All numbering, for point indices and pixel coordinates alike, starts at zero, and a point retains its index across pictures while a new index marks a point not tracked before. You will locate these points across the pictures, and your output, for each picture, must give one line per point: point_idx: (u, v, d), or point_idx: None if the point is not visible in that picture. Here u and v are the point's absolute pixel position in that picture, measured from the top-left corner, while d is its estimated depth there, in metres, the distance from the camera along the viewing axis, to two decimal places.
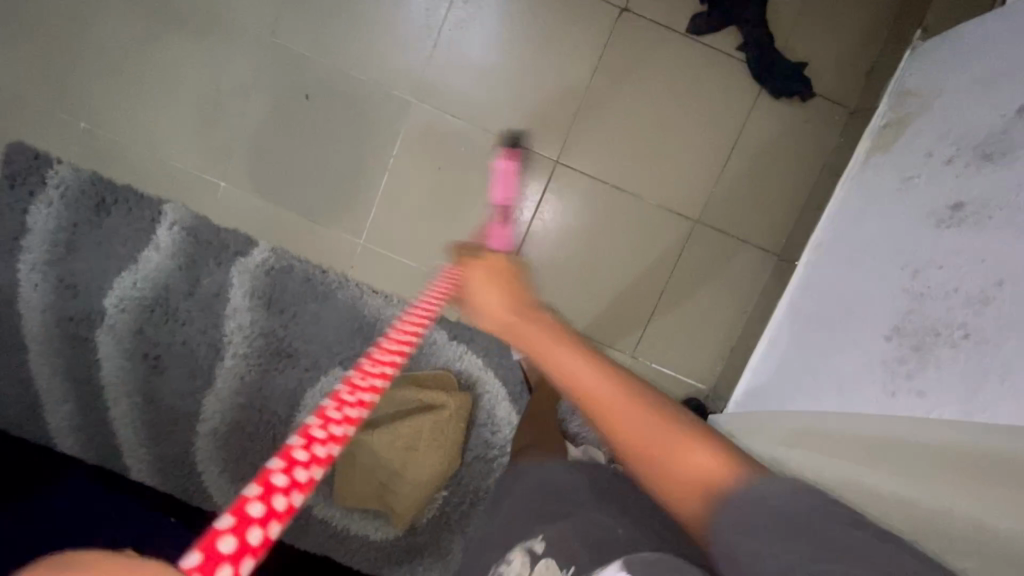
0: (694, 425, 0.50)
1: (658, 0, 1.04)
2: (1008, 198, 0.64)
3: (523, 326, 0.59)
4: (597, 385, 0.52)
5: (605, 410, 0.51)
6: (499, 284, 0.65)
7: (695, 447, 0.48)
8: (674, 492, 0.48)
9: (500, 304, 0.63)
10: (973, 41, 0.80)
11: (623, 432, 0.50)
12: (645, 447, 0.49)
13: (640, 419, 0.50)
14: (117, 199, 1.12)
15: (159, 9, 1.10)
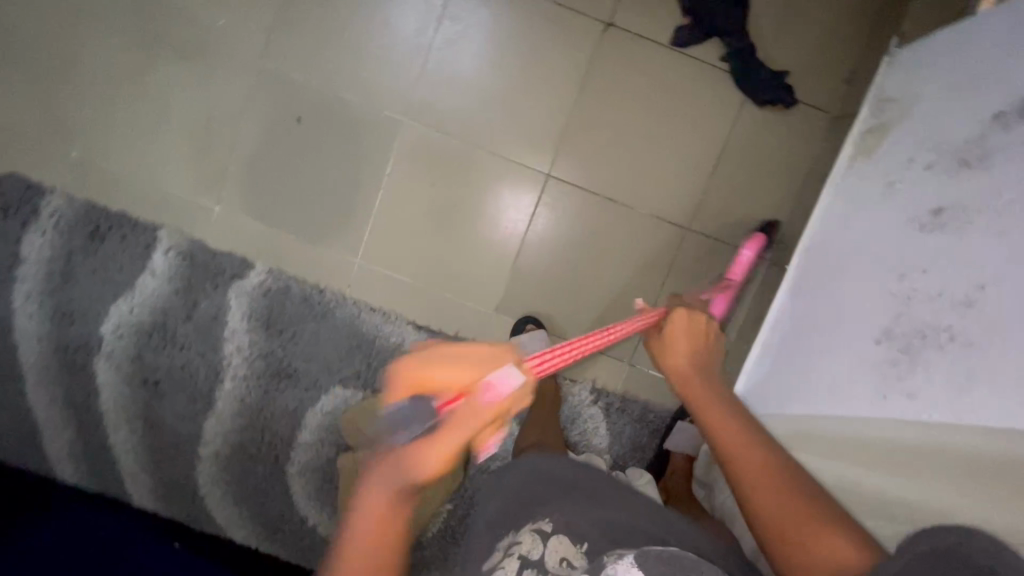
0: (846, 526, 0.59)
1: (641, 14, 1.06)
2: (987, 204, 0.66)
3: (703, 392, 0.74)
4: (756, 458, 0.66)
5: (757, 477, 0.65)
6: (683, 339, 0.78)
7: (838, 538, 0.58)
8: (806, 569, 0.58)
9: (682, 349, 0.78)
10: (949, 49, 0.82)
11: (768, 508, 0.62)
12: (790, 524, 0.61)
13: (786, 505, 0.62)
14: (111, 226, 1.12)
15: (147, 37, 1.11)
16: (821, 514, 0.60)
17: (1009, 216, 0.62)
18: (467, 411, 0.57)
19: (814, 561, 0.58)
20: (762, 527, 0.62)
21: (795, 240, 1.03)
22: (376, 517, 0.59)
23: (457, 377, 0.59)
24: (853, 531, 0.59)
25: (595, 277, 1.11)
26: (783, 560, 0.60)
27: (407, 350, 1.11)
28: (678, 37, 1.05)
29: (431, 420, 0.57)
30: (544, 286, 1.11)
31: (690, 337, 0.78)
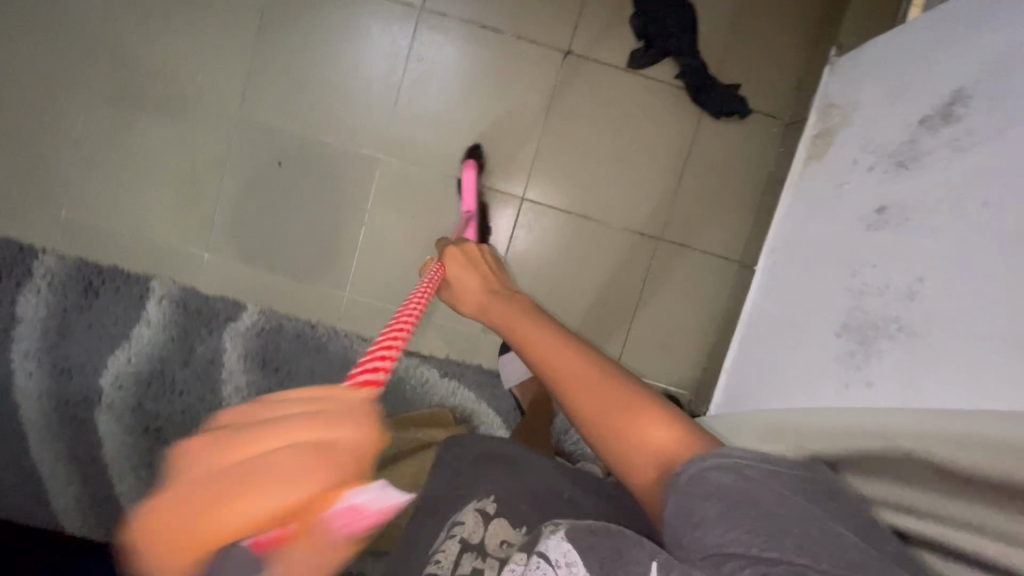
0: (642, 395, 0.54)
1: (598, 40, 1.11)
2: (922, 202, 0.71)
3: (496, 309, 0.77)
4: (550, 350, 0.63)
5: (564, 372, 0.59)
6: (474, 270, 0.88)
7: (652, 422, 0.52)
8: (629, 461, 0.52)
9: (473, 285, 0.85)
10: (882, 58, 0.89)
11: (571, 395, 0.58)
12: (597, 411, 0.55)
13: (587, 387, 0.57)
14: (105, 280, 1.15)
15: (127, 97, 1.14)
16: (629, 395, 0.54)
17: (942, 213, 0.68)
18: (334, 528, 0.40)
19: (626, 446, 0.52)
20: (581, 425, 0.56)
21: (760, 243, 1.09)
22: None
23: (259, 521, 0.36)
24: (665, 404, 0.54)
25: (575, 292, 1.16)
26: (611, 457, 0.54)
27: (400, 375, 1.18)
28: (634, 59, 1.10)
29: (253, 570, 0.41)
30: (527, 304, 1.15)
31: (470, 269, 0.88)
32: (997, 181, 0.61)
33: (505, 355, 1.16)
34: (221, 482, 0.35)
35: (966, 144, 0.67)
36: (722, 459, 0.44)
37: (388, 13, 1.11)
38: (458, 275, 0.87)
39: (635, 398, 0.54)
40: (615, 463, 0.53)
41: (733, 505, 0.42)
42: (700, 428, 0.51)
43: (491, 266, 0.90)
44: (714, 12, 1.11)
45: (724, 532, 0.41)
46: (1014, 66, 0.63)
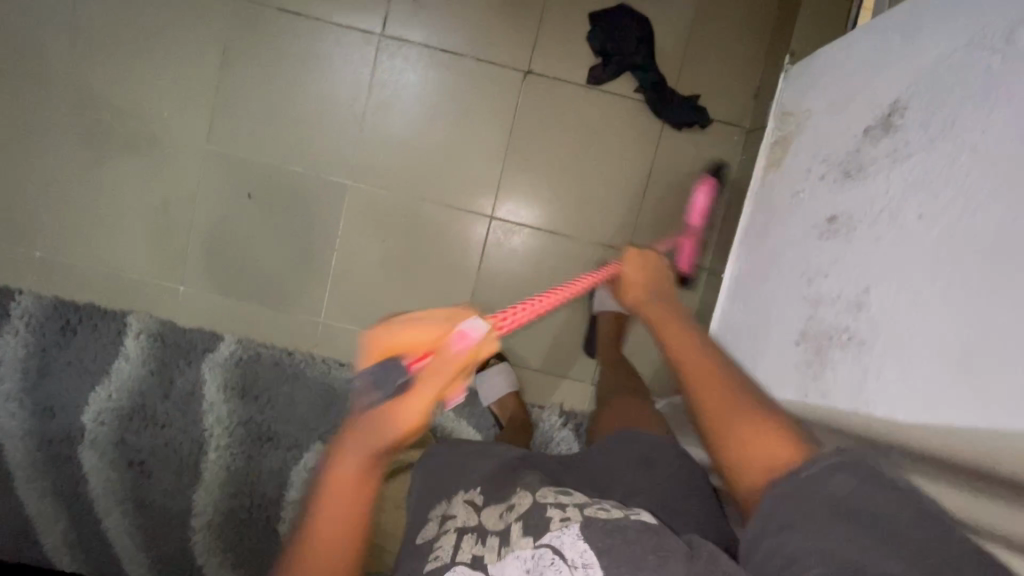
0: (784, 424, 0.59)
1: (557, 58, 1.12)
2: (867, 211, 0.72)
3: (655, 309, 0.80)
4: (699, 357, 0.69)
5: (707, 384, 0.66)
6: (646, 267, 0.85)
7: (771, 437, 0.58)
8: (742, 467, 0.59)
9: (634, 277, 0.85)
10: (829, 65, 0.90)
11: (706, 398, 0.65)
12: (730, 421, 0.62)
13: (723, 398, 0.64)
14: (82, 318, 1.16)
15: (95, 136, 1.15)
16: (766, 419, 0.60)
17: (884, 222, 0.69)
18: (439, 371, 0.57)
19: (750, 450, 0.58)
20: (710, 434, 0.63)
21: (727, 250, 1.10)
22: (357, 474, 0.60)
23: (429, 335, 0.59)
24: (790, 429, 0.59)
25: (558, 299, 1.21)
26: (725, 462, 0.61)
27: None
28: (594, 76, 1.11)
29: (399, 381, 0.57)
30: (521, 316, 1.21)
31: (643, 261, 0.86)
32: (933, 193, 0.62)
33: (481, 372, 1.17)
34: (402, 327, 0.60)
35: (905, 155, 0.68)
36: (849, 463, 0.50)
37: (349, 42, 1.12)
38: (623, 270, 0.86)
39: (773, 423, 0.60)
40: (732, 462, 0.60)
41: (844, 512, 0.47)
42: (808, 441, 0.58)
43: (662, 273, 0.87)
44: (669, 24, 1.12)
45: (824, 531, 0.46)
46: (946, 78, 0.64)
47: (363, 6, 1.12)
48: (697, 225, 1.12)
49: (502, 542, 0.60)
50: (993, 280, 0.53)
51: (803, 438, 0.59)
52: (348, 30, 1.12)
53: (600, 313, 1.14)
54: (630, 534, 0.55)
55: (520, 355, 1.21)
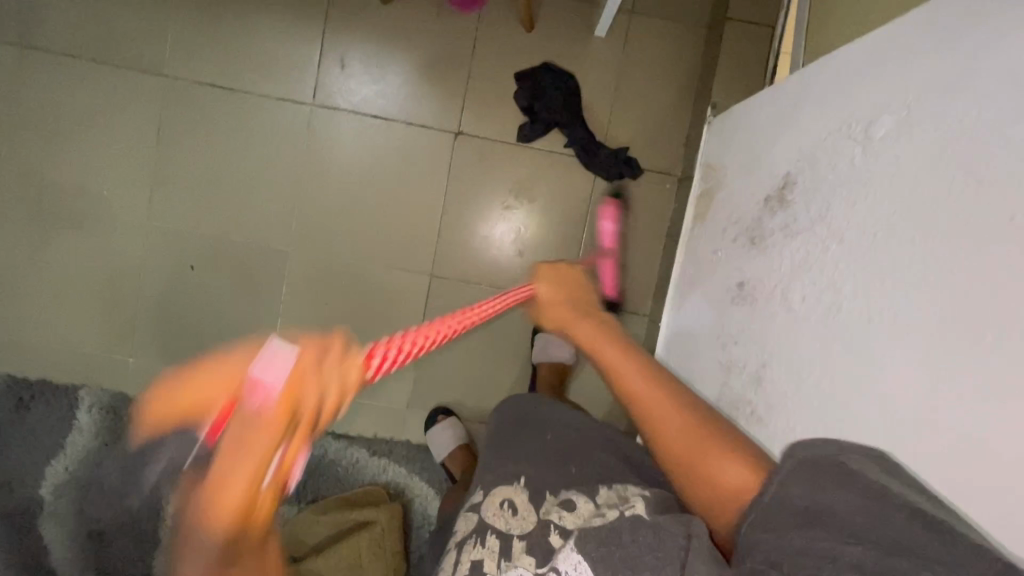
0: (737, 443, 0.57)
1: (484, 119, 1.14)
2: (767, 282, 0.73)
3: (578, 324, 0.75)
4: (645, 386, 0.64)
5: (662, 416, 0.61)
6: (563, 283, 0.84)
7: (732, 463, 0.55)
8: (713, 504, 0.56)
9: (551, 295, 0.81)
10: (739, 123, 0.91)
11: (657, 421, 0.61)
12: (688, 453, 0.58)
13: (676, 424, 0.60)
14: (34, 395, 1.18)
15: (38, 217, 1.17)
16: (725, 441, 0.57)
17: (777, 299, 0.70)
18: (253, 438, 0.41)
19: (710, 483, 0.56)
20: (667, 460, 0.59)
21: (663, 299, 1.10)
22: None
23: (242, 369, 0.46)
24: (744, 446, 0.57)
25: (504, 351, 1.21)
26: (690, 492, 0.58)
27: (331, 459, 1.20)
28: (523, 134, 1.12)
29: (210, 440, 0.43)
30: (466, 368, 1.21)
31: (562, 283, 0.84)
32: (814, 275, 0.63)
33: (430, 429, 1.18)
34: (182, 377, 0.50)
35: (794, 230, 0.69)
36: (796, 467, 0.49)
37: (280, 113, 1.14)
38: (539, 288, 0.82)
39: (728, 445, 0.57)
40: (697, 496, 0.57)
41: (812, 517, 0.45)
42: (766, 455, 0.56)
43: (580, 280, 0.87)
44: (595, 78, 1.13)
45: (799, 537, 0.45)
46: (822, 159, 0.65)
47: (293, 78, 1.14)
48: (609, 245, 1.12)
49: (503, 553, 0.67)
50: (861, 374, 0.55)
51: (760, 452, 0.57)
52: (279, 101, 1.14)
53: (540, 362, 1.15)
54: (624, 538, 0.58)
55: (469, 408, 1.22)
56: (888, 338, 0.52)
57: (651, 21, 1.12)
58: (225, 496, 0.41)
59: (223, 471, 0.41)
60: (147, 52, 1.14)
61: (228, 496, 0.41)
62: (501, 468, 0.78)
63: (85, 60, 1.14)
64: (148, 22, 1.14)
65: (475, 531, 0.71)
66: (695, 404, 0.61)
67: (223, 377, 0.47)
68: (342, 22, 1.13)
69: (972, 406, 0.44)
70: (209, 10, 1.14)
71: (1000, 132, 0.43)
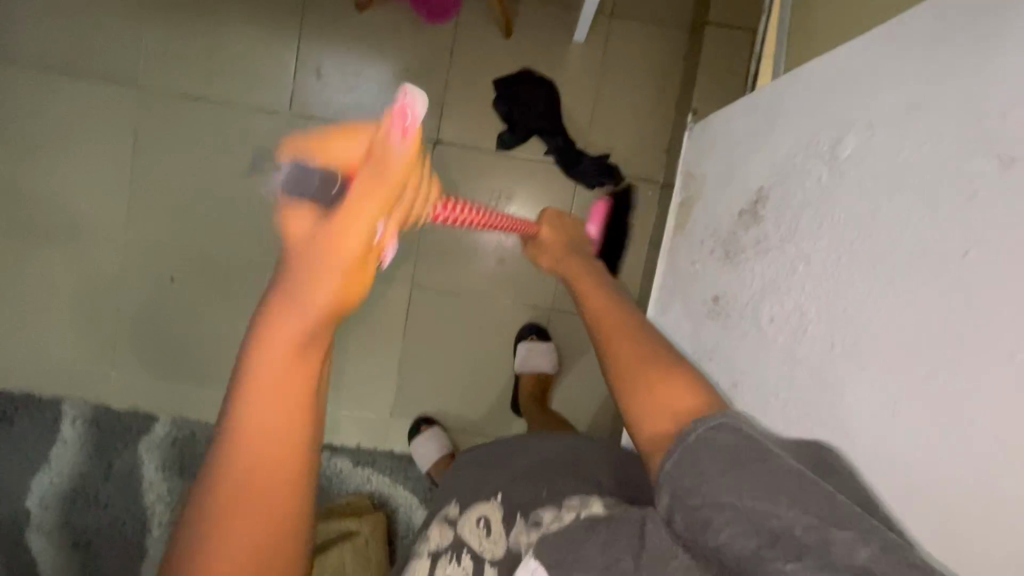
0: (689, 370, 0.55)
1: (462, 127, 1.12)
2: (738, 298, 0.72)
3: (571, 266, 0.81)
4: (608, 308, 0.66)
5: (617, 335, 0.61)
6: (559, 232, 0.90)
7: (681, 388, 0.52)
8: (646, 415, 0.52)
9: (552, 241, 0.88)
10: (718, 132, 0.89)
11: (612, 336, 0.62)
12: (636, 365, 0.56)
13: (627, 341, 0.60)
14: (17, 408, 1.18)
15: (17, 231, 1.17)
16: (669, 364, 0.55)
17: (747, 316, 0.69)
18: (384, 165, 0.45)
19: (645, 395, 0.53)
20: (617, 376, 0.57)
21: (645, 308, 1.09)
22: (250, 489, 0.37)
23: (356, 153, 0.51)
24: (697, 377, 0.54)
25: (487, 359, 1.20)
26: (628, 410, 0.54)
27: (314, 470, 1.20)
28: (502, 141, 1.11)
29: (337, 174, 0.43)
30: (449, 378, 1.20)
31: (559, 232, 0.90)
32: (782, 295, 0.62)
33: (414, 441, 1.17)
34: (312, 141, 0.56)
35: (765, 247, 0.68)
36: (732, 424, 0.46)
37: (257, 123, 1.13)
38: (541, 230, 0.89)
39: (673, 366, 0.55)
40: (632, 403, 0.54)
41: (741, 463, 0.43)
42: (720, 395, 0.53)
43: (575, 239, 0.90)
44: (574, 85, 1.11)
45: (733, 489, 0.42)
46: (792, 176, 0.64)
47: (269, 88, 1.12)
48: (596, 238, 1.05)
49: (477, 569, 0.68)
50: (824, 401, 0.54)
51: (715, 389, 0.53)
52: (255, 112, 1.13)
53: (522, 372, 1.14)
54: (585, 548, 0.51)
55: (452, 418, 1.21)
56: (848, 367, 0.51)
57: (632, 26, 1.11)
58: (342, 232, 0.41)
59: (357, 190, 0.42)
60: (122, 63, 1.13)
61: (345, 238, 0.41)
62: (473, 490, 0.76)
63: (60, 72, 1.14)
64: (123, 33, 1.13)
65: (449, 547, 0.70)
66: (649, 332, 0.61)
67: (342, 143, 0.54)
68: (318, 31, 1.11)
69: (925, 444, 0.43)
70: (183, 20, 1.13)
71: (962, 166, 0.42)
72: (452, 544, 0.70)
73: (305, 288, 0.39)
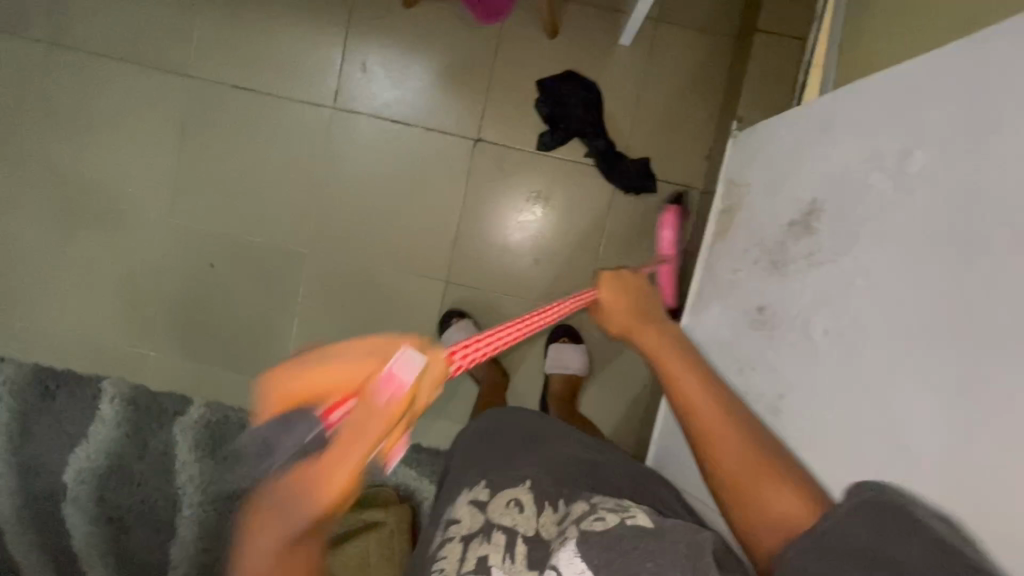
0: (788, 470, 0.56)
1: (505, 126, 1.12)
2: (787, 310, 0.72)
3: (643, 331, 0.71)
4: (689, 384, 0.64)
5: (717, 431, 0.60)
6: (632, 293, 0.76)
7: (787, 490, 0.55)
8: (759, 523, 0.55)
9: (618, 305, 0.75)
10: (765, 142, 0.88)
11: (716, 435, 0.60)
12: (745, 476, 0.57)
13: (732, 444, 0.59)
14: (59, 384, 1.21)
15: (66, 212, 1.20)
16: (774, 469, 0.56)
17: (797, 328, 0.69)
18: (377, 411, 0.40)
19: (761, 507, 0.55)
20: (721, 483, 0.58)
21: (681, 313, 1.08)
22: None
23: (341, 377, 0.42)
24: (795, 474, 0.56)
25: (517, 358, 1.21)
26: (740, 515, 0.56)
27: None
28: (543, 142, 1.11)
29: (314, 432, 0.41)
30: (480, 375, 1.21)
31: (628, 293, 0.76)
32: (837, 309, 0.62)
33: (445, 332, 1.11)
34: (308, 361, 0.43)
35: (818, 260, 0.67)
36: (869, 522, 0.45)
37: (300, 114, 1.14)
38: (603, 294, 0.75)
39: (781, 476, 0.55)
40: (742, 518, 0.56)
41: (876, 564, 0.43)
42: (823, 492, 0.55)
43: (647, 293, 0.77)
44: (617, 88, 1.11)
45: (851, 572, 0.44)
46: (850, 190, 0.64)
47: (315, 80, 1.14)
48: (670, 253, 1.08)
49: (509, 547, 0.66)
50: (884, 419, 0.53)
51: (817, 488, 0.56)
52: (299, 104, 1.14)
53: (552, 372, 1.15)
54: (627, 545, 0.50)
55: None
56: (912, 386, 0.51)
57: (678, 32, 1.10)
58: (337, 475, 0.40)
59: (344, 446, 0.39)
60: (174, 52, 1.16)
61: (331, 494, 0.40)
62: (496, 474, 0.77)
63: (114, 60, 1.16)
64: (174, 24, 1.15)
65: (481, 530, 0.69)
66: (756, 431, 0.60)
67: (335, 369, 0.42)
68: (365, 26, 1.12)
69: (999, 469, 0.42)
70: (233, 12, 1.14)
71: None
72: (482, 528, 0.69)
73: (282, 525, 0.41)
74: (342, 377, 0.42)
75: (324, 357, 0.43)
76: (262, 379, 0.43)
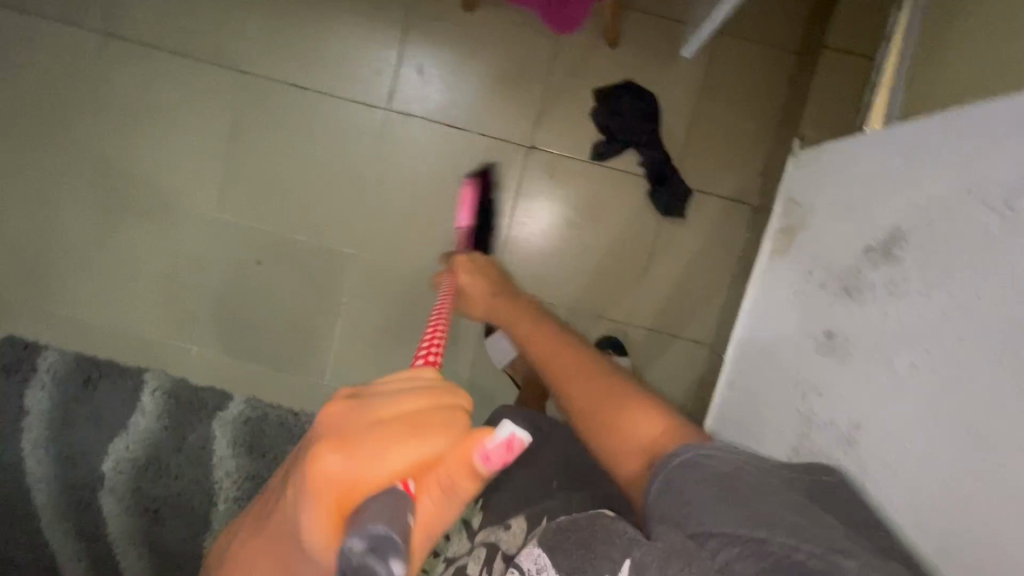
0: (636, 396, 0.61)
1: (559, 134, 1.11)
2: (865, 339, 0.70)
3: (515, 319, 0.84)
4: (552, 350, 0.73)
5: (574, 380, 0.67)
6: (495, 286, 0.94)
7: (640, 414, 0.58)
8: (617, 450, 0.58)
9: (490, 299, 0.93)
10: (834, 164, 0.87)
11: (575, 388, 0.65)
12: (597, 413, 0.61)
13: (587, 389, 0.64)
14: (102, 374, 1.21)
15: (114, 203, 1.20)
16: (626, 396, 0.61)
17: (878, 358, 0.67)
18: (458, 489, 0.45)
19: (616, 437, 0.58)
20: (585, 423, 0.62)
21: (730, 330, 1.07)
22: None
23: (413, 465, 0.43)
24: (644, 396, 0.61)
25: None
26: (604, 449, 0.60)
27: None
28: (598, 151, 1.10)
29: None
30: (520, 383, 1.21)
31: (485, 281, 0.95)
32: (930, 343, 0.60)
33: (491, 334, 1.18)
34: (375, 451, 0.43)
35: (904, 289, 0.66)
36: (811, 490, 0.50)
37: (353, 111, 1.14)
38: (469, 286, 0.94)
39: (632, 403, 0.60)
40: (606, 453, 0.59)
41: (724, 491, 0.47)
42: (671, 412, 0.59)
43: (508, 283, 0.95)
44: (675, 100, 1.10)
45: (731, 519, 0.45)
46: (945, 220, 0.62)
47: (369, 80, 1.13)
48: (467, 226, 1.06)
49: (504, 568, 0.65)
50: (985, 461, 0.52)
51: (665, 408, 0.60)
52: (353, 104, 1.14)
53: None
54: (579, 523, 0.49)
55: None
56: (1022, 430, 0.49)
57: (740, 44, 1.09)
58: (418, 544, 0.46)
59: (431, 518, 0.45)
60: (229, 46, 1.15)
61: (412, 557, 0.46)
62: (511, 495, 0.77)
63: (169, 52, 1.16)
64: (231, 19, 1.15)
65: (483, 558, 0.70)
66: (611, 374, 0.66)
67: (414, 450, 0.43)
68: (423, 26, 1.11)
69: None
70: (290, 7, 1.14)
71: None
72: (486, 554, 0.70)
73: None
74: (421, 460, 0.44)
75: (386, 447, 0.43)
76: (315, 476, 0.42)
